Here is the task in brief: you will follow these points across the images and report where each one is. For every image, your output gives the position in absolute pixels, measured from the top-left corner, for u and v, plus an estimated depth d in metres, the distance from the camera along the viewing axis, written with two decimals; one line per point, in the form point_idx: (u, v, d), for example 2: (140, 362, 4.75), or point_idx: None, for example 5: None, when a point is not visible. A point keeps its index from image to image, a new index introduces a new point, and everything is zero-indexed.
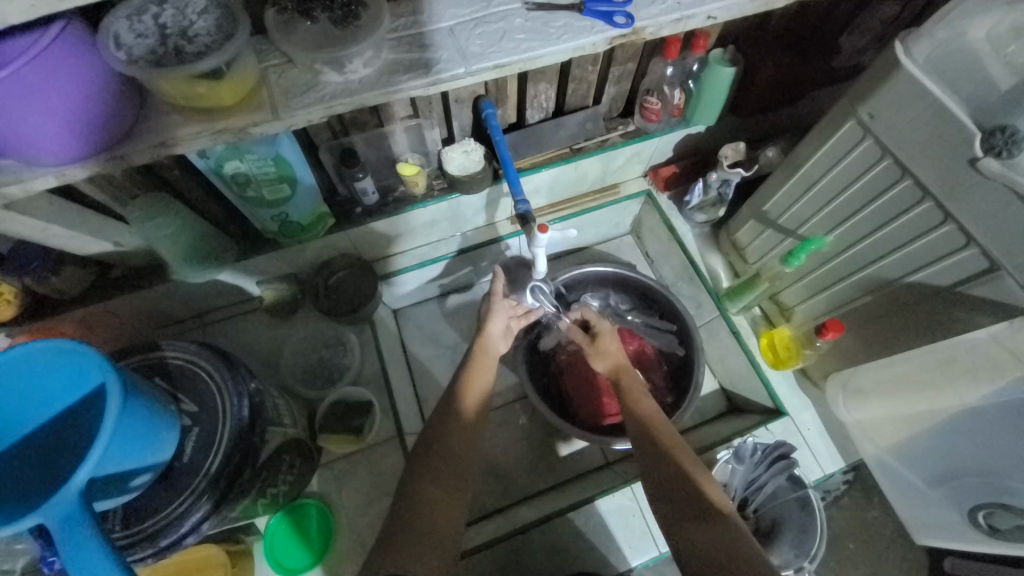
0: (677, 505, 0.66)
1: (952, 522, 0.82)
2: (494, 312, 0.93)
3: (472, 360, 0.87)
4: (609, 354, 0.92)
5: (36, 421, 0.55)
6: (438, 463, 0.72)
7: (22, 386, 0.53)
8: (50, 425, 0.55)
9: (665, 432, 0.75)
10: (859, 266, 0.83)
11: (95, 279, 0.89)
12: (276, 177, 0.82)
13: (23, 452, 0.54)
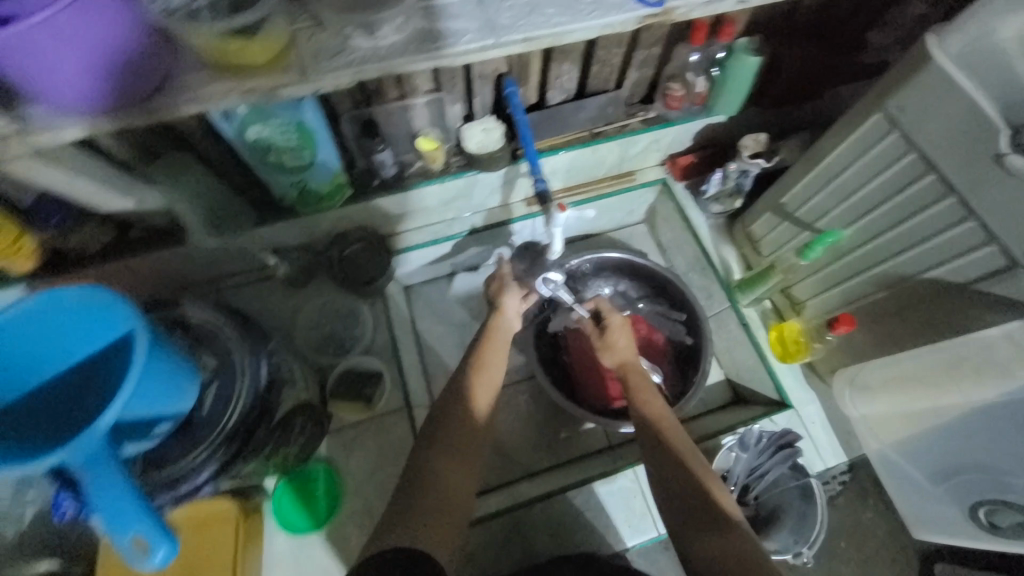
0: (686, 512, 0.69)
1: (949, 517, 0.84)
2: (504, 295, 0.92)
3: (481, 345, 0.85)
4: (617, 349, 0.90)
5: (57, 366, 0.56)
6: (447, 443, 0.73)
7: (46, 334, 0.54)
8: (72, 371, 0.57)
9: (671, 433, 0.78)
10: (876, 262, 0.83)
11: (115, 238, 0.90)
12: (298, 144, 0.82)
13: (45, 395, 0.56)
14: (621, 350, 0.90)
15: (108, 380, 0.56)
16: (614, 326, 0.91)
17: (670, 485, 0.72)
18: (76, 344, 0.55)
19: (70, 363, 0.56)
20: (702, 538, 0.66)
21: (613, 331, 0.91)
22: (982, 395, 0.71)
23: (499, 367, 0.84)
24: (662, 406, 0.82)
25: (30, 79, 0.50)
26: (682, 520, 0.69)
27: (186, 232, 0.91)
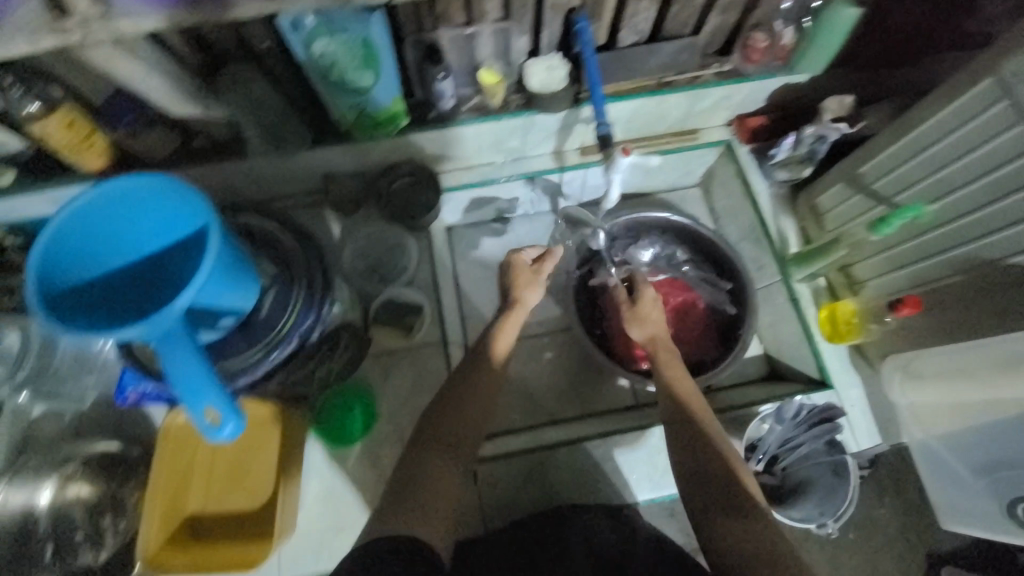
0: (709, 496, 0.70)
1: (985, 511, 0.80)
2: (519, 287, 0.89)
3: (503, 316, 0.87)
4: (648, 324, 0.91)
5: (141, 252, 0.60)
6: (446, 435, 0.73)
7: (133, 219, 0.58)
8: (153, 259, 0.61)
9: (699, 410, 0.79)
10: (954, 244, 0.79)
11: (179, 146, 0.92)
12: (362, 63, 0.80)
13: (129, 278, 0.60)
14: (652, 326, 0.91)
15: (184, 269, 0.60)
16: (648, 305, 0.92)
17: (696, 469, 0.73)
18: (159, 232, 0.59)
19: (152, 251, 0.60)
20: (725, 524, 0.67)
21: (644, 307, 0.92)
22: None
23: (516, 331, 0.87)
24: (691, 387, 0.83)
25: None
26: (709, 505, 0.69)
27: (248, 146, 0.93)
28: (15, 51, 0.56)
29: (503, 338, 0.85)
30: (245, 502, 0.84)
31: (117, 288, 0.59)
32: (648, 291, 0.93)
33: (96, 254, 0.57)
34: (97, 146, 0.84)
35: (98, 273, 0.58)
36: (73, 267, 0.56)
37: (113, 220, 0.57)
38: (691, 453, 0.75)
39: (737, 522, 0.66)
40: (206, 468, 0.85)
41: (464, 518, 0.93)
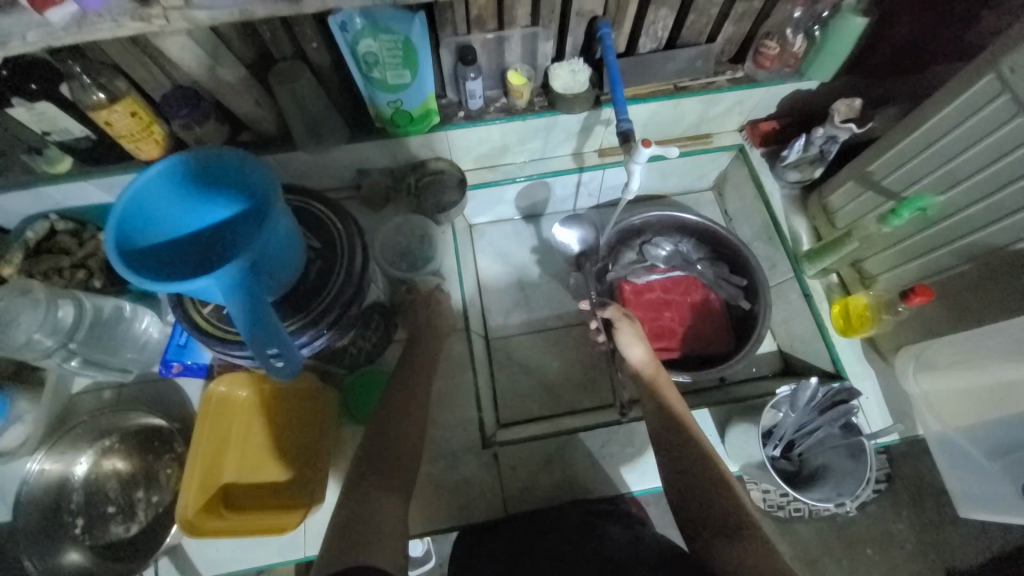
0: (701, 520, 0.69)
1: (997, 494, 0.82)
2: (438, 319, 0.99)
3: (439, 332, 0.99)
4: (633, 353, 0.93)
5: (203, 220, 0.66)
6: (393, 460, 0.76)
7: (197, 189, 0.64)
8: (211, 227, 0.66)
9: (692, 427, 0.80)
10: (963, 234, 0.82)
11: (228, 139, 0.99)
12: (402, 61, 0.87)
13: (189, 243, 0.65)
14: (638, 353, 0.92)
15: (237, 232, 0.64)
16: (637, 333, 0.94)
17: (687, 493, 0.73)
18: (218, 201, 0.65)
19: (211, 219, 0.66)
20: (721, 547, 0.65)
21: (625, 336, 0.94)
22: None
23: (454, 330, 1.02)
24: (686, 410, 0.83)
25: None
26: (706, 530, 0.68)
27: (292, 140, 0.99)
28: (97, 34, 0.61)
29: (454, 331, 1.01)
30: (277, 473, 0.88)
31: (178, 251, 0.65)
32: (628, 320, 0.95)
33: (166, 219, 0.64)
34: (156, 136, 0.91)
35: (164, 237, 0.65)
36: (148, 228, 0.63)
37: (180, 188, 0.63)
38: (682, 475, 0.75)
39: (736, 539, 0.65)
40: (241, 447, 0.88)
41: (486, 500, 0.94)
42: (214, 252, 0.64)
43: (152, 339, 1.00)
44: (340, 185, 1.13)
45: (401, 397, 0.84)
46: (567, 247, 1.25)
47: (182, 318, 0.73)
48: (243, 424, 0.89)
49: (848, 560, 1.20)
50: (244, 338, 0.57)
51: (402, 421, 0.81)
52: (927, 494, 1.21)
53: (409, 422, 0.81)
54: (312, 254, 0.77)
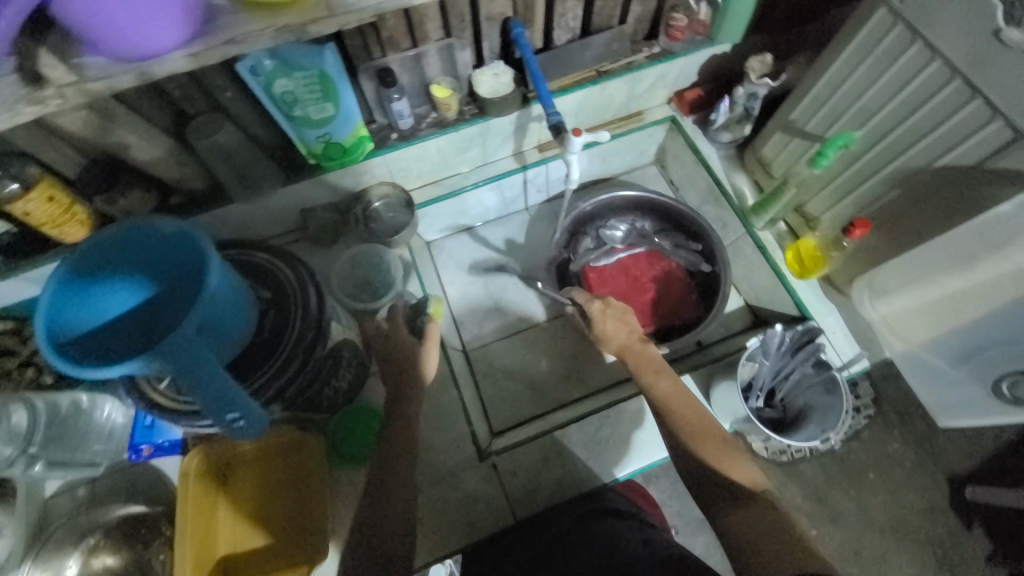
0: (703, 493, 0.70)
1: (974, 396, 0.88)
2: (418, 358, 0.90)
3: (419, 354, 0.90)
4: (612, 336, 0.93)
5: (139, 294, 0.64)
6: (393, 507, 0.72)
7: (128, 264, 0.62)
8: (150, 299, 0.64)
9: (670, 406, 0.78)
10: (885, 162, 0.87)
11: (158, 205, 0.96)
12: (321, 94, 0.86)
13: (129, 320, 0.63)
14: (613, 333, 0.92)
15: (176, 300, 0.62)
16: (609, 311, 0.94)
17: (685, 459, 0.73)
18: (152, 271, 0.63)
19: (147, 292, 0.64)
20: (729, 513, 0.66)
21: (599, 318, 0.94)
22: (1017, 261, 0.73)
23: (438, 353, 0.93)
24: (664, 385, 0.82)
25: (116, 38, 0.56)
26: (712, 495, 0.69)
27: (227, 193, 0.98)
28: None
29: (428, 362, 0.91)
30: (264, 537, 0.85)
31: (118, 330, 0.62)
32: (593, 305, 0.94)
33: (94, 300, 0.62)
34: (80, 217, 0.87)
35: (97, 318, 0.62)
36: (76, 312, 0.60)
37: (105, 266, 0.61)
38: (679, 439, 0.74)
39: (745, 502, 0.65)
40: (229, 514, 0.86)
41: (493, 512, 0.94)
42: (155, 324, 0.62)
43: (119, 426, 0.95)
44: (285, 228, 1.11)
45: (388, 438, 0.79)
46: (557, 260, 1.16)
47: (139, 399, 0.70)
48: (227, 492, 0.86)
49: (855, 492, 1.24)
50: (203, 406, 0.55)
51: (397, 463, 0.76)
52: (913, 412, 1.26)
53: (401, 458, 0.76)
54: (264, 306, 0.75)
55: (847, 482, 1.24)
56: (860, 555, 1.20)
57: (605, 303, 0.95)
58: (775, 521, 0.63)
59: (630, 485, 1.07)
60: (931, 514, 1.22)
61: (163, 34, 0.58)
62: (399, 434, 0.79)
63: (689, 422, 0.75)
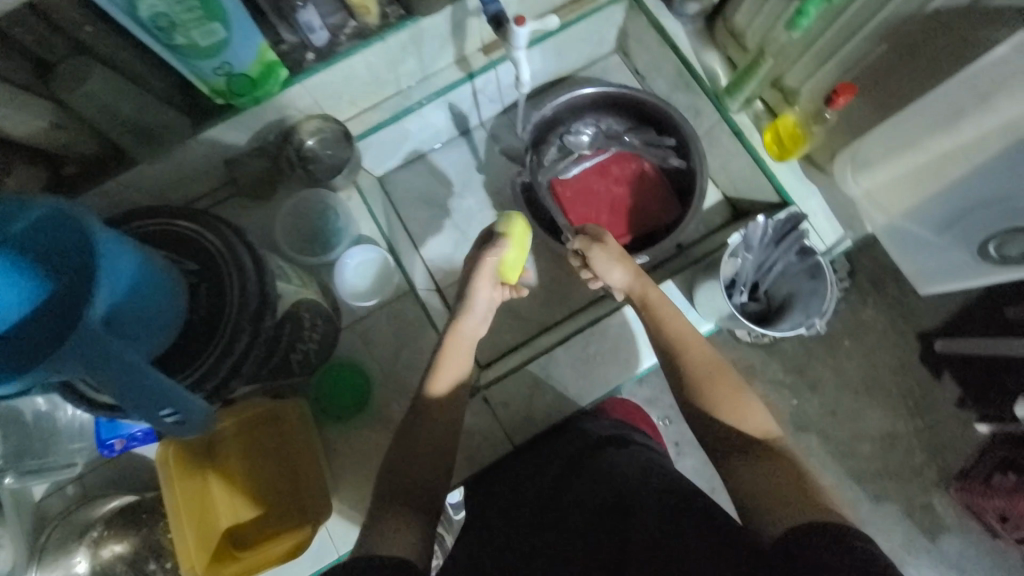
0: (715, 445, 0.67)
1: (958, 259, 0.86)
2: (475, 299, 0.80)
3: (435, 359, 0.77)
4: (619, 281, 0.83)
5: (19, 300, 0.50)
6: (426, 454, 0.69)
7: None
8: (37, 304, 0.50)
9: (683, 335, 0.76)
10: (874, 12, 0.76)
11: (50, 179, 0.82)
12: (203, 13, 0.69)
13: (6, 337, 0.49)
14: (620, 279, 0.83)
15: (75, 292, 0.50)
16: (612, 254, 0.83)
17: (698, 414, 0.69)
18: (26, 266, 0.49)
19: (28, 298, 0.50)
20: (742, 465, 0.63)
21: (599, 264, 0.84)
22: (1000, 116, 0.68)
23: (464, 359, 0.78)
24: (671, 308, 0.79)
25: None
26: (722, 446, 0.66)
27: (127, 153, 0.84)
28: None
29: (437, 379, 0.75)
30: (254, 509, 0.85)
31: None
32: (592, 248, 0.83)
33: None
34: None
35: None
36: None
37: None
38: (684, 383, 0.72)
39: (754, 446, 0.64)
40: (227, 491, 0.84)
41: (490, 441, 0.95)
42: (47, 329, 0.49)
43: (87, 421, 0.89)
44: (213, 185, 0.99)
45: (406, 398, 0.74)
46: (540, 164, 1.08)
47: (80, 400, 0.65)
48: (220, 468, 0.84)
49: (832, 361, 1.29)
50: (134, 403, 0.52)
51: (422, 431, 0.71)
52: (887, 278, 1.29)
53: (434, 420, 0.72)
54: (194, 280, 0.68)
55: (826, 355, 1.29)
56: (837, 416, 1.28)
57: (604, 244, 0.84)
58: (785, 474, 0.60)
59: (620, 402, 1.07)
60: (903, 369, 1.28)
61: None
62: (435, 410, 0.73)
63: (699, 365, 0.72)
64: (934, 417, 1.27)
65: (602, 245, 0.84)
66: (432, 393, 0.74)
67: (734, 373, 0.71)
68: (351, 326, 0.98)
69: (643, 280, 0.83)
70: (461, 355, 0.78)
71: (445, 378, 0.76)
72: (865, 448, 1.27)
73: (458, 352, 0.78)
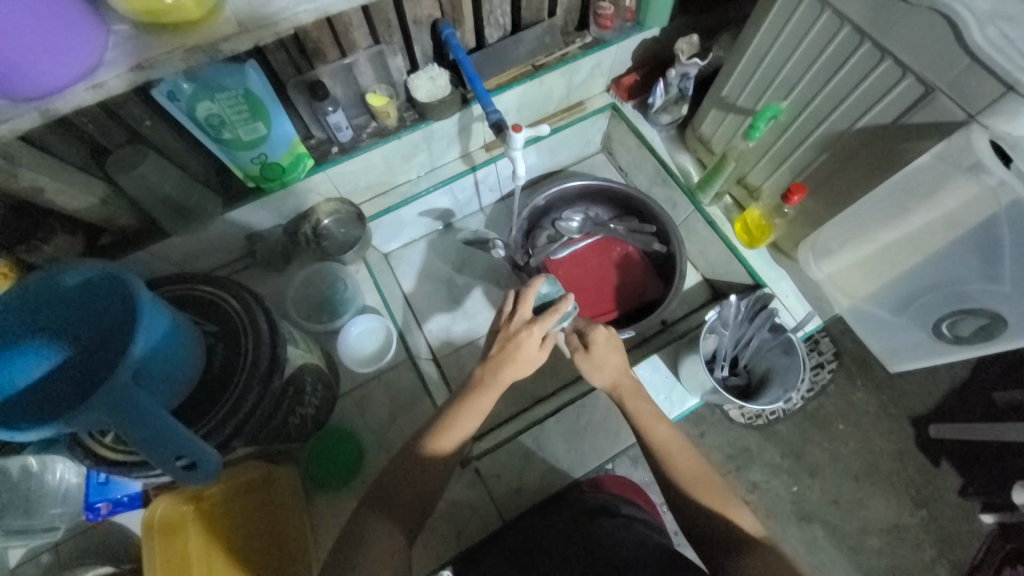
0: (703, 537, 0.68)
1: (921, 340, 0.93)
2: (511, 360, 0.74)
3: (444, 420, 0.73)
4: (611, 370, 0.81)
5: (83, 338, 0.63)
6: (396, 505, 0.67)
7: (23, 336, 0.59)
8: (92, 346, 0.63)
9: (656, 438, 0.76)
10: (813, 128, 0.90)
11: (86, 247, 0.90)
12: (250, 115, 0.82)
13: (41, 382, 0.61)
14: (614, 366, 0.81)
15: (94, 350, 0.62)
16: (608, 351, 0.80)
17: (685, 513, 0.70)
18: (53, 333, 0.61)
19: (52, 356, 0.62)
20: (736, 566, 0.63)
21: (601, 345, 0.81)
22: (934, 212, 0.78)
23: (476, 424, 0.74)
24: (647, 421, 0.77)
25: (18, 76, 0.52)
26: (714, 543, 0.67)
27: (160, 226, 0.93)
28: None
29: (447, 438, 0.72)
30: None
31: (34, 398, 0.60)
32: (601, 330, 0.81)
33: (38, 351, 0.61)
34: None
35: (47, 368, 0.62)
36: (27, 364, 0.61)
37: (45, 319, 0.61)
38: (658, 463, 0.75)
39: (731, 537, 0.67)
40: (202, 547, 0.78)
41: (479, 517, 0.94)
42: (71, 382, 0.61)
43: (73, 486, 0.88)
44: (237, 256, 1.08)
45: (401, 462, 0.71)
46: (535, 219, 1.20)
47: (85, 457, 0.68)
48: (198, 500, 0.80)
49: (829, 445, 1.29)
50: (146, 454, 0.54)
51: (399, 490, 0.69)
52: (873, 361, 1.33)
53: (417, 482, 0.69)
54: (212, 340, 0.74)
55: (819, 435, 1.30)
56: (840, 505, 1.25)
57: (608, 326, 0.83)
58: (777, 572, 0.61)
59: (618, 479, 1.01)
60: (901, 455, 1.28)
61: (71, 65, 0.55)
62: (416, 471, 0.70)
63: (675, 461, 0.74)
64: (938, 507, 1.25)
65: (606, 327, 0.83)
66: (439, 458, 0.71)
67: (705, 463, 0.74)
68: (348, 393, 1.01)
69: (632, 376, 0.82)
70: (477, 415, 0.74)
71: (453, 438, 0.72)
72: (874, 541, 1.23)
73: (478, 412, 0.73)
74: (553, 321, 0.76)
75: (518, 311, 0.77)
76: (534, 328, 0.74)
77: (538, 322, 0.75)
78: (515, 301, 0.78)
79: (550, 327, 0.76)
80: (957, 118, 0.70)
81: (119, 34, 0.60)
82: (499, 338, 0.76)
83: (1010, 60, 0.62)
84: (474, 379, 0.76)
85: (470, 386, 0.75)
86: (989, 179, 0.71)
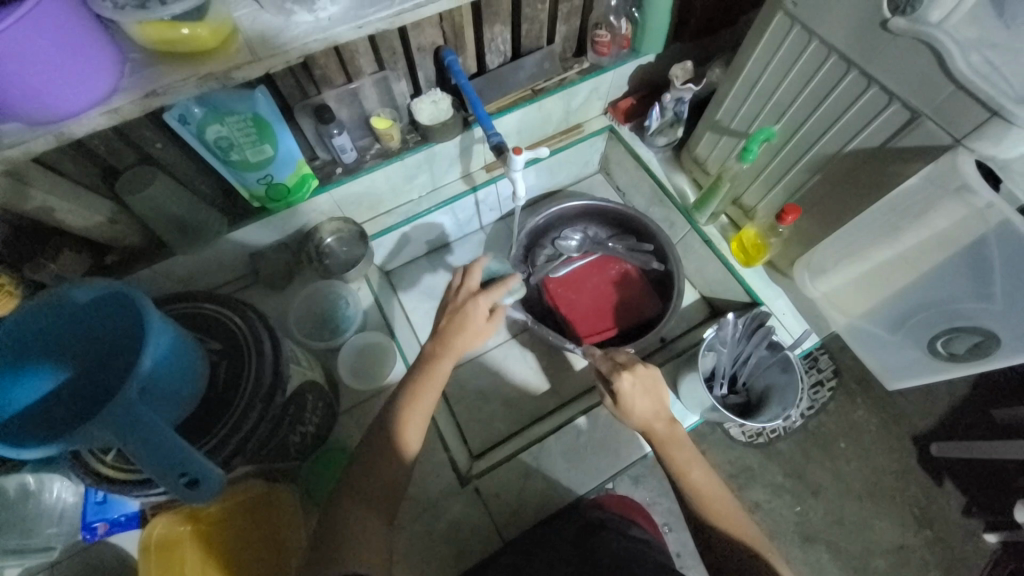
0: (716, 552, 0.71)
1: (915, 358, 0.93)
2: (457, 331, 0.80)
3: (400, 420, 0.74)
4: (637, 415, 0.79)
5: (81, 356, 0.64)
6: (371, 497, 0.68)
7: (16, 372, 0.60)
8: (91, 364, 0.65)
9: (693, 482, 0.75)
10: (805, 150, 0.92)
11: (91, 266, 0.91)
12: (258, 138, 0.84)
13: (47, 398, 0.63)
14: (642, 412, 0.79)
15: (92, 389, 0.64)
16: (643, 383, 0.80)
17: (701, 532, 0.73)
18: (50, 366, 0.62)
19: (33, 398, 0.62)
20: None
21: (627, 393, 0.79)
22: (930, 230, 0.80)
23: (435, 398, 0.77)
24: (681, 456, 0.77)
25: (31, 105, 0.54)
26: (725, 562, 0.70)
27: (166, 245, 0.94)
28: None
29: (410, 437, 0.74)
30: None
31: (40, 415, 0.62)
32: (624, 380, 0.79)
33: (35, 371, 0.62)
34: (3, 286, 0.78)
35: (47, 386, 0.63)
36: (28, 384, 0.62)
37: (46, 342, 0.62)
38: (682, 489, 0.76)
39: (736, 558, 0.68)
40: (200, 552, 0.76)
41: (479, 538, 0.93)
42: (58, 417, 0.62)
43: (69, 505, 0.87)
44: (239, 275, 1.10)
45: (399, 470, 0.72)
46: (535, 238, 1.24)
47: (86, 476, 0.69)
48: (197, 518, 0.78)
49: (830, 464, 1.28)
50: (148, 472, 0.55)
51: (373, 478, 0.70)
52: (871, 378, 1.34)
53: (391, 469, 0.71)
54: (216, 357, 0.75)
55: (820, 454, 1.29)
56: (843, 525, 1.24)
57: (632, 372, 0.80)
58: None
59: (621, 498, 1.00)
60: (903, 473, 1.28)
61: (83, 91, 0.57)
62: (388, 467, 0.71)
63: (700, 492, 0.75)
64: (942, 527, 1.24)
65: (631, 372, 0.80)
66: (409, 456, 0.74)
67: (734, 501, 0.75)
68: (348, 410, 1.01)
69: (665, 418, 0.80)
70: (435, 388, 0.77)
71: (416, 430, 0.74)
72: (879, 562, 1.21)
73: (438, 382, 0.78)
74: (501, 293, 0.84)
75: (466, 282, 0.85)
76: (479, 297, 0.82)
77: (484, 293, 0.83)
78: (463, 274, 0.86)
79: (496, 297, 0.84)
80: (945, 142, 0.73)
81: (135, 63, 0.62)
82: (448, 310, 0.83)
83: (993, 87, 0.64)
84: (425, 355, 0.80)
85: (424, 360, 0.80)
86: (977, 201, 0.73)
